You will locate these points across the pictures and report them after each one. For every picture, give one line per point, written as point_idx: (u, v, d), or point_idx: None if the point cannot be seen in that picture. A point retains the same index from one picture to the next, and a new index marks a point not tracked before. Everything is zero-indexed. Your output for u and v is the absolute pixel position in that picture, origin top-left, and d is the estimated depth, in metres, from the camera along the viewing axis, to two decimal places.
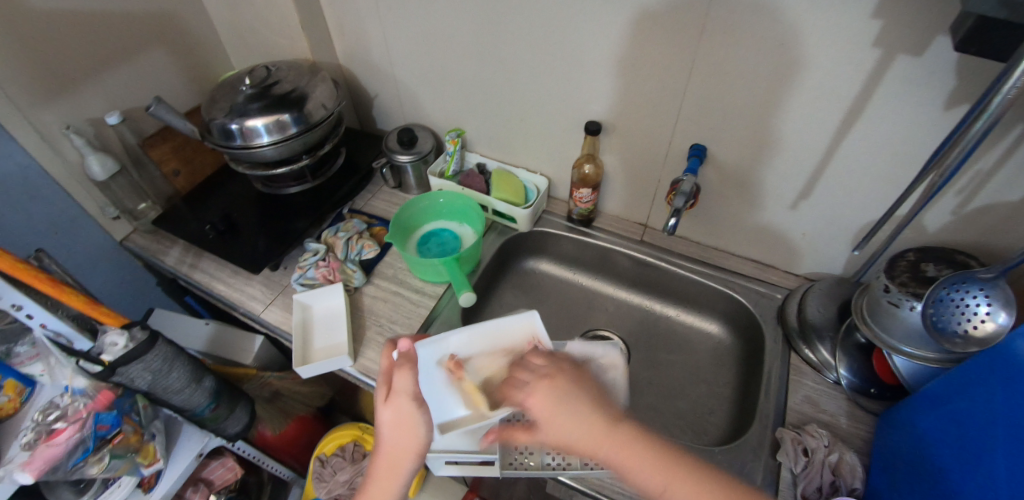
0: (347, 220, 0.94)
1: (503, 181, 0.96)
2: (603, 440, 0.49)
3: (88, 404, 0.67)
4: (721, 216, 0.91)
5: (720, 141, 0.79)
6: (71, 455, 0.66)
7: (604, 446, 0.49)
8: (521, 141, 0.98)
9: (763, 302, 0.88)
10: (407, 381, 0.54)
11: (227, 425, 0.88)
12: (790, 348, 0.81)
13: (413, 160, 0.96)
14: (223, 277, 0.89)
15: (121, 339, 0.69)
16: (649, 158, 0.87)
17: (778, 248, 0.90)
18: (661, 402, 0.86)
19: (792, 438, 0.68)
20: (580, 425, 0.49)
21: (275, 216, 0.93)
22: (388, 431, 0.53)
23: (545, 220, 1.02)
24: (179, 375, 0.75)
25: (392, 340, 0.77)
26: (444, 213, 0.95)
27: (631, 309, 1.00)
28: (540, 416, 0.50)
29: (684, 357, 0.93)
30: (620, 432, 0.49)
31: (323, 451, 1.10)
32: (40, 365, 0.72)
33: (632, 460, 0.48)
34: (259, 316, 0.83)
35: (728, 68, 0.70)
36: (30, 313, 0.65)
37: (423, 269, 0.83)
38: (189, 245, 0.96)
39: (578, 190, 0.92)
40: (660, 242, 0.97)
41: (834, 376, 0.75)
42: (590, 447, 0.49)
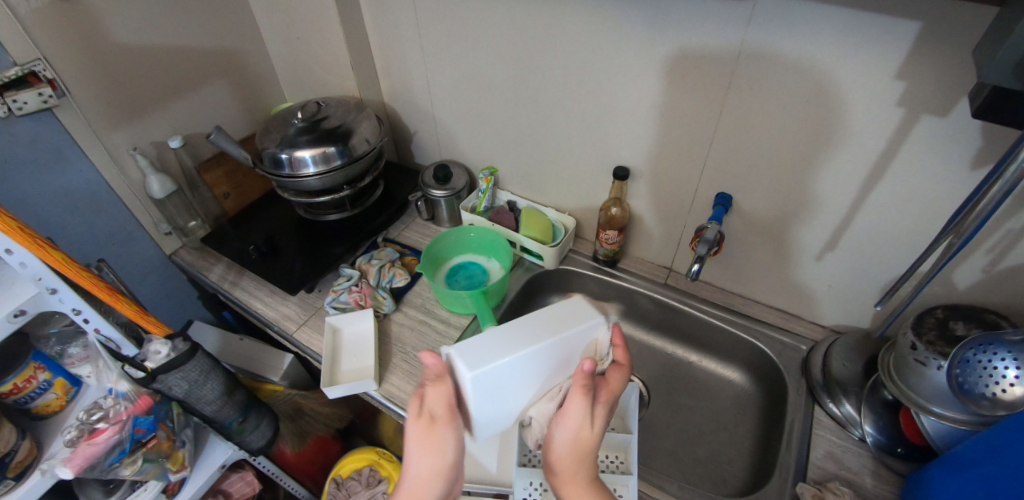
0: (381, 249, 0.99)
1: (531, 219, 0.98)
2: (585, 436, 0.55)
3: (128, 408, 0.71)
4: (744, 262, 0.91)
5: (744, 189, 0.81)
6: (107, 455, 0.69)
7: (579, 464, 0.54)
8: (550, 181, 1.02)
9: (786, 353, 0.87)
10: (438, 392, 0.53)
11: (252, 439, 0.91)
12: (814, 402, 0.79)
13: (447, 195, 1.00)
14: (261, 296, 0.94)
15: (163, 349, 0.74)
16: (673, 203, 0.90)
17: (802, 298, 0.90)
18: (679, 447, 0.85)
19: (813, 494, 0.66)
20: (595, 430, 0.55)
21: (313, 241, 0.98)
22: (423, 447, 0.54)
23: (570, 258, 1.04)
24: (212, 387, 0.79)
25: (416, 366, 0.79)
26: (472, 246, 0.98)
27: (652, 351, 1.00)
28: (577, 414, 0.54)
29: (704, 402, 0.92)
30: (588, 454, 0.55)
31: (339, 473, 1.11)
32: (87, 368, 0.76)
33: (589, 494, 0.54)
34: (291, 335, 0.87)
35: (754, 117, 0.73)
36: (87, 318, 0.70)
37: (450, 299, 0.85)
38: (232, 263, 1.02)
39: (604, 231, 0.95)
40: (682, 286, 0.98)
41: (859, 433, 0.74)
42: (575, 455, 0.55)
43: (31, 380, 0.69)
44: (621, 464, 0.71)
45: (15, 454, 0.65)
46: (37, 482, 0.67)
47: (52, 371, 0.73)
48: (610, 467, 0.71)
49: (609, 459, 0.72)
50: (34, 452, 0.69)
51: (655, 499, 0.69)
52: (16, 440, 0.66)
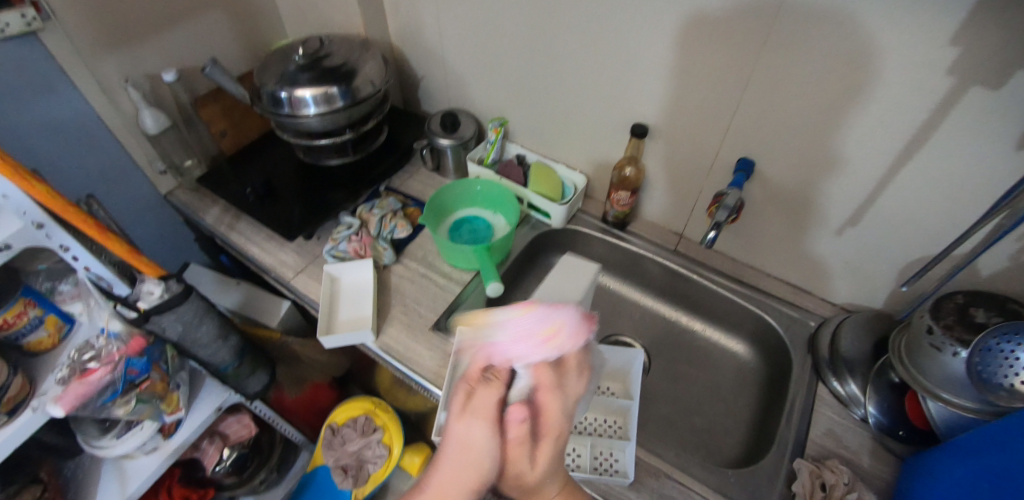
0: (384, 197, 0.93)
1: (541, 175, 0.92)
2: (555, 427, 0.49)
3: (120, 349, 0.70)
4: (759, 233, 0.87)
5: (770, 156, 0.76)
6: (99, 395, 0.69)
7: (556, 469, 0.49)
8: (563, 137, 0.97)
9: (794, 327, 0.85)
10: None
11: (249, 384, 0.90)
12: (819, 379, 0.78)
13: (453, 144, 0.94)
14: (258, 240, 0.91)
15: (157, 289, 0.72)
16: (691, 167, 0.85)
17: (817, 274, 0.86)
18: (677, 416, 0.84)
19: (811, 470, 0.65)
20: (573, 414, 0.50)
21: (313, 186, 0.94)
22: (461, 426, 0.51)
23: (579, 218, 0.99)
24: (208, 330, 0.77)
25: (415, 319, 0.77)
26: (478, 200, 0.92)
27: (657, 319, 0.98)
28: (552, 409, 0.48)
29: (706, 371, 0.90)
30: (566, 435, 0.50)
31: (335, 421, 1.12)
32: (80, 305, 0.77)
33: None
34: (288, 282, 0.84)
35: (789, 79, 0.67)
36: (76, 255, 0.68)
37: (453, 254, 0.82)
38: (229, 206, 0.98)
39: (615, 192, 0.90)
40: (693, 253, 0.94)
41: (861, 412, 0.72)
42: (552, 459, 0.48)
43: (22, 316, 0.67)
44: (618, 429, 0.72)
45: (9, 389, 0.64)
46: (28, 420, 0.66)
47: (44, 308, 0.71)
48: (608, 431, 0.71)
49: (605, 423, 0.73)
50: (27, 388, 0.67)
51: (651, 465, 0.67)
52: (8, 375, 0.64)
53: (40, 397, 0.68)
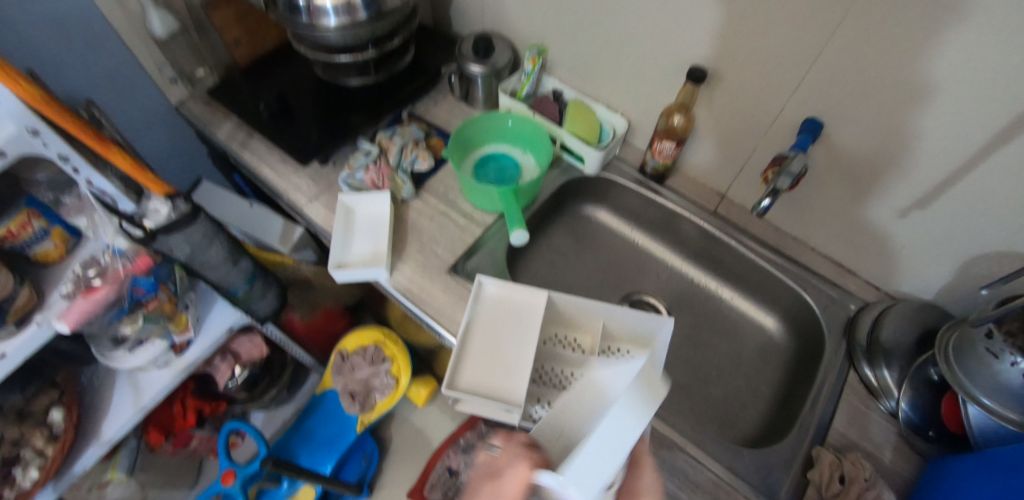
0: (406, 125, 0.86)
1: (579, 115, 0.82)
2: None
3: (127, 267, 0.68)
4: (817, 205, 0.77)
5: (846, 118, 0.65)
6: (106, 313, 0.68)
7: None
8: (605, 75, 0.85)
9: (833, 308, 0.77)
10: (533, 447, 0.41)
11: (259, 307, 0.89)
12: (850, 365, 0.72)
13: (486, 72, 0.84)
14: (270, 161, 0.85)
15: (163, 208, 0.68)
16: (750, 122, 0.74)
17: (879, 256, 0.76)
18: (694, 384, 0.78)
19: (831, 461, 0.62)
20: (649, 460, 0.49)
21: (332, 108, 0.87)
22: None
23: (613, 166, 0.87)
24: (217, 252, 0.75)
25: (432, 260, 0.73)
26: (508, 137, 0.84)
27: (683, 282, 0.88)
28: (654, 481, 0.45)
29: (729, 342, 0.83)
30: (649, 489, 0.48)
31: (345, 347, 1.13)
32: (84, 219, 0.72)
33: None
34: (301, 208, 0.80)
35: (882, 32, 0.55)
36: (77, 167, 0.64)
37: (476, 193, 0.75)
38: (241, 122, 0.91)
39: (658, 141, 0.78)
40: (735, 217, 0.83)
41: (891, 406, 0.68)
42: None
43: (26, 227, 0.66)
44: None
45: (15, 300, 0.65)
46: (35, 333, 0.68)
47: (48, 220, 0.69)
48: None
49: None
50: (35, 299, 0.69)
51: (664, 435, 0.65)
52: (14, 286, 0.65)
53: (47, 310, 0.70)
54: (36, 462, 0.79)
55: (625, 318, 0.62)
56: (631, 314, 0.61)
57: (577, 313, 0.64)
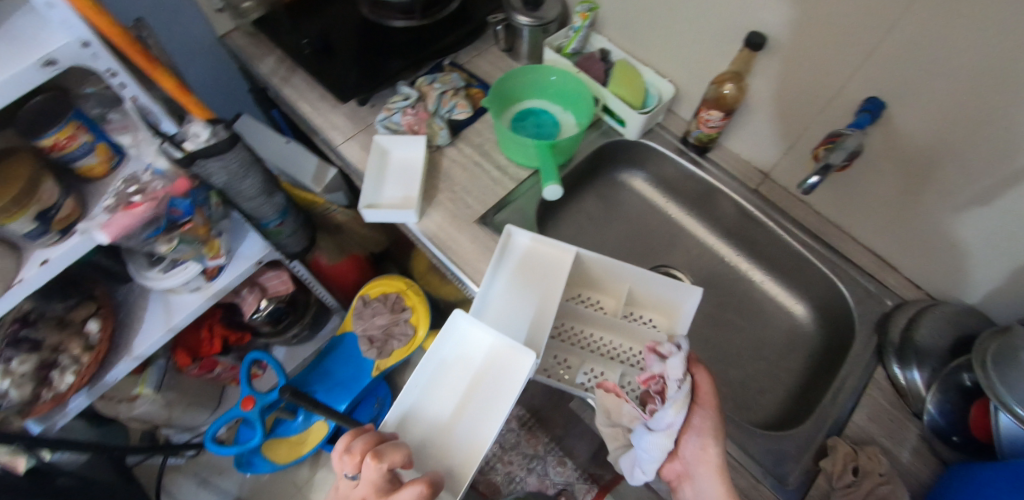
0: (447, 72, 0.84)
1: (625, 77, 0.79)
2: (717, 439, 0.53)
3: (166, 187, 0.70)
4: (866, 193, 0.71)
5: (913, 99, 0.59)
6: (144, 230, 0.69)
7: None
8: (657, 37, 0.79)
9: (867, 301, 0.72)
10: (391, 451, 0.47)
11: (288, 243, 0.93)
12: (879, 361, 0.69)
13: (532, 24, 0.81)
14: (310, 99, 0.85)
15: (203, 133, 0.70)
16: (808, 99, 0.68)
17: (944, 261, 0.68)
18: (713, 362, 0.77)
19: (846, 452, 0.60)
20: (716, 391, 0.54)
21: (372, 48, 0.84)
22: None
23: (655, 134, 0.84)
24: (252, 184, 0.77)
25: (462, 210, 0.73)
26: (549, 93, 0.81)
27: (714, 260, 0.86)
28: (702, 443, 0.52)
29: (755, 325, 0.80)
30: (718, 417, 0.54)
31: (367, 293, 1.16)
32: (129, 137, 0.75)
33: None
34: (337, 147, 0.80)
35: (966, 1, 0.49)
36: (123, 83, 0.65)
37: (513, 146, 0.74)
38: (284, 58, 0.91)
39: (705, 109, 0.75)
40: (777, 198, 0.79)
41: (920, 407, 0.64)
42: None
43: (74, 140, 0.68)
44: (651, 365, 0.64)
45: (59, 210, 0.70)
46: (79, 242, 0.73)
47: (94, 136, 0.71)
48: (639, 363, 0.64)
49: (639, 356, 0.65)
50: (79, 211, 0.73)
51: None
52: (59, 196, 0.70)
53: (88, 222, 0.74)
54: (73, 368, 0.85)
55: (653, 285, 0.62)
56: (659, 281, 0.61)
57: (603, 275, 0.64)
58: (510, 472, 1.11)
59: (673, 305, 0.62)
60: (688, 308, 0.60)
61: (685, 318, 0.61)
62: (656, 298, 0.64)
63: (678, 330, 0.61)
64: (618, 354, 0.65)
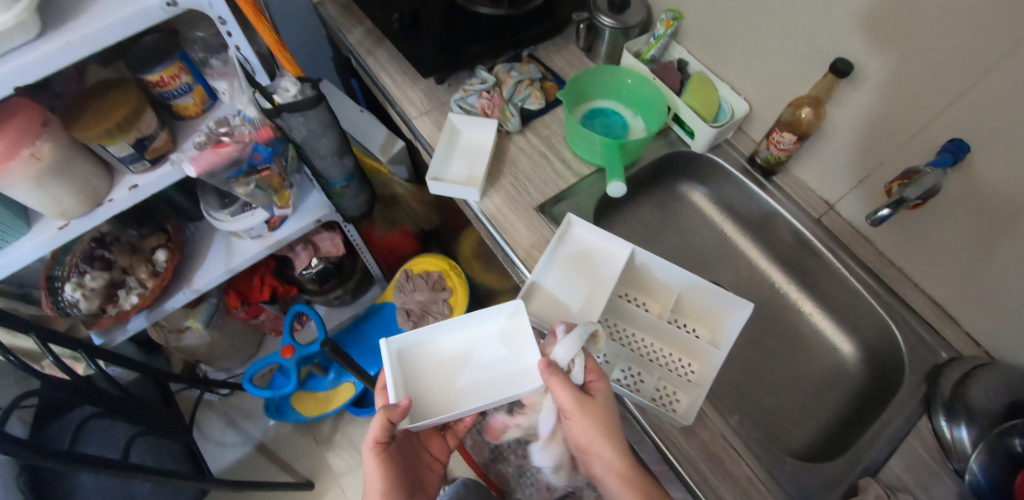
0: (525, 63, 0.87)
1: (700, 89, 0.79)
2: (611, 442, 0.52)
3: (251, 133, 0.75)
4: (933, 239, 0.68)
5: (1003, 145, 0.56)
6: (227, 169, 0.74)
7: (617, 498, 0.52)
8: (741, 55, 0.78)
9: (921, 350, 0.69)
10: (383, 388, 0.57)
11: (348, 205, 0.98)
12: (924, 411, 0.65)
13: (615, 27, 0.82)
14: (391, 72, 0.89)
15: (292, 88, 0.74)
16: (886, 133, 0.67)
17: (1011, 324, 0.64)
18: (748, 386, 0.76)
19: (878, 494, 0.58)
20: (575, 398, 0.52)
21: (453, 30, 0.87)
22: (371, 452, 0.59)
23: (723, 150, 0.84)
24: (327, 143, 0.82)
25: (522, 196, 0.75)
26: (622, 96, 0.82)
27: (763, 284, 0.84)
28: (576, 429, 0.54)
29: (797, 356, 0.79)
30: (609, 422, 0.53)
31: (411, 269, 1.22)
32: (224, 84, 0.80)
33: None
34: (410, 120, 0.84)
35: None
36: (230, 31, 0.69)
37: (580, 142, 0.76)
38: (371, 31, 0.95)
39: (778, 131, 0.73)
40: (840, 231, 0.78)
41: (962, 464, 0.60)
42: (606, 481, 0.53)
43: (175, 79, 0.74)
44: (689, 374, 0.64)
45: (153, 141, 0.75)
46: (167, 172, 0.79)
47: (194, 78, 0.77)
48: (675, 370, 0.64)
49: (678, 363, 0.65)
50: (169, 144, 0.79)
51: (711, 421, 0.63)
52: (156, 128, 0.75)
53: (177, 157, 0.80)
54: (136, 291, 0.94)
55: (704, 293, 0.62)
56: (711, 291, 0.61)
57: (654, 277, 0.65)
58: (521, 466, 1.15)
59: (723, 317, 0.62)
60: (737, 322, 0.60)
61: (732, 332, 0.60)
62: (706, 308, 0.63)
63: (723, 344, 0.61)
64: (656, 357, 0.65)
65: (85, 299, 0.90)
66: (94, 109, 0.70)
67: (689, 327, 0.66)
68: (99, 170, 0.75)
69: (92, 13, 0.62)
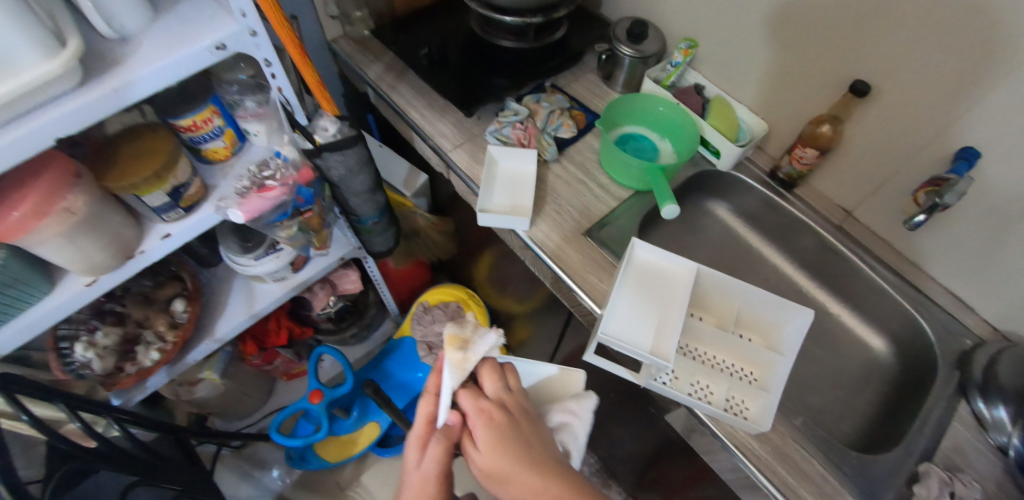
0: (551, 92, 0.91)
1: (721, 112, 0.86)
2: (533, 465, 0.49)
3: (293, 175, 0.73)
4: (948, 236, 0.75)
5: (1009, 150, 0.63)
6: (271, 213, 0.72)
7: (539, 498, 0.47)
8: (759, 77, 0.84)
9: (948, 339, 0.75)
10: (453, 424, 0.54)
11: (376, 241, 0.97)
12: (961, 396, 0.70)
13: (634, 56, 0.87)
14: (418, 106, 0.90)
15: (331, 127, 0.73)
16: (896, 143, 0.74)
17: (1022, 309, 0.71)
18: (795, 388, 0.80)
19: (941, 478, 0.61)
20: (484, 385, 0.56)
21: (478, 63, 0.89)
22: (426, 481, 0.52)
23: (743, 166, 0.89)
24: (363, 181, 0.81)
25: (568, 222, 0.77)
26: (649, 121, 0.87)
27: (791, 289, 0.90)
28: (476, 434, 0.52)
29: (832, 355, 0.84)
30: (529, 444, 0.51)
31: (428, 300, 1.20)
32: (256, 126, 0.78)
33: None
34: (446, 153, 0.85)
35: None
36: (274, 73, 0.69)
37: (619, 167, 0.79)
38: (391, 66, 0.96)
39: (801, 147, 0.80)
40: (860, 236, 0.84)
41: (1001, 440, 0.65)
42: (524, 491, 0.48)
43: (208, 122, 0.72)
44: (752, 381, 0.67)
45: (188, 188, 0.72)
46: (203, 216, 0.76)
47: (225, 120, 0.75)
48: (737, 377, 0.68)
49: (740, 371, 0.68)
50: (202, 191, 0.76)
51: (778, 425, 0.66)
52: (190, 175, 0.72)
53: (210, 202, 0.77)
54: (156, 346, 0.88)
55: (763, 303, 0.66)
56: (772, 300, 0.64)
57: (712, 290, 0.68)
58: None
59: (779, 323, 0.66)
60: (797, 329, 0.63)
61: (793, 338, 0.63)
62: (764, 315, 0.67)
63: (785, 351, 0.64)
64: (719, 366, 0.68)
65: (98, 358, 0.83)
66: (127, 158, 0.68)
67: (747, 336, 0.70)
68: (129, 221, 0.71)
69: (134, 60, 0.58)
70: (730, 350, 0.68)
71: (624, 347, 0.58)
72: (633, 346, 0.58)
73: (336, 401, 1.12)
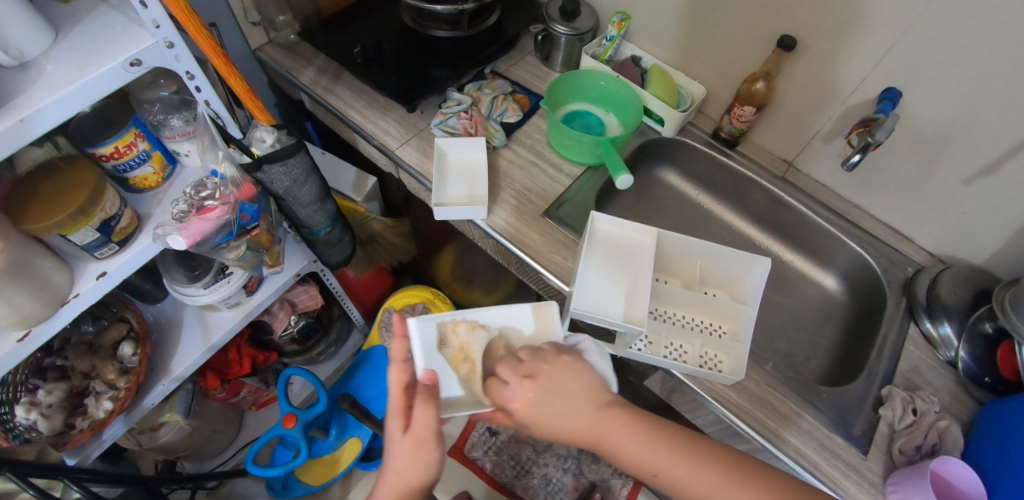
0: (493, 79, 0.90)
1: (661, 80, 0.87)
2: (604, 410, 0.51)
3: (234, 192, 0.69)
4: (880, 171, 0.79)
5: (923, 84, 0.68)
6: (216, 234, 0.68)
7: (596, 430, 0.50)
8: (693, 43, 0.87)
9: (892, 270, 0.80)
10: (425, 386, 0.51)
11: (333, 251, 0.94)
12: (910, 319, 0.74)
13: (570, 34, 0.87)
14: (358, 107, 0.87)
15: (268, 137, 0.71)
16: (824, 90, 0.77)
17: (950, 230, 0.77)
18: (762, 336, 0.83)
19: (903, 398, 0.65)
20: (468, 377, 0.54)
21: (414, 57, 0.87)
22: (420, 442, 0.50)
23: (688, 130, 0.92)
24: (310, 190, 0.78)
25: (526, 205, 0.76)
26: (592, 97, 0.88)
27: (747, 244, 0.93)
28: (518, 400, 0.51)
29: (792, 301, 0.88)
30: (591, 394, 0.52)
31: (393, 305, 1.17)
32: (187, 145, 0.74)
33: (629, 434, 0.50)
34: (393, 151, 0.82)
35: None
36: (199, 86, 0.65)
37: (568, 143, 0.79)
38: (324, 69, 0.92)
39: (739, 105, 0.82)
40: (803, 185, 0.88)
41: (950, 355, 0.69)
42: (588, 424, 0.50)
43: (132, 148, 0.67)
44: (720, 333, 0.69)
45: (120, 220, 0.67)
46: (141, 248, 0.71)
47: (151, 143, 0.71)
48: (706, 333, 0.70)
49: (709, 326, 0.70)
50: (135, 221, 0.71)
51: (751, 373, 0.68)
52: (120, 206, 0.67)
53: (146, 232, 0.72)
54: (108, 394, 0.81)
55: (722, 258, 0.68)
56: (731, 254, 0.66)
57: (674, 252, 0.70)
58: (546, 474, 1.14)
59: (739, 275, 0.68)
60: (757, 278, 0.66)
61: (754, 287, 0.66)
62: (724, 269, 0.70)
63: (749, 301, 0.67)
64: (687, 324, 0.71)
65: (44, 418, 0.76)
66: (45, 196, 0.62)
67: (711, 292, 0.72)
68: (58, 264, 0.66)
69: (39, 86, 0.53)
70: (697, 307, 0.70)
71: (595, 318, 0.58)
72: (604, 317, 0.59)
73: (314, 420, 1.09)
